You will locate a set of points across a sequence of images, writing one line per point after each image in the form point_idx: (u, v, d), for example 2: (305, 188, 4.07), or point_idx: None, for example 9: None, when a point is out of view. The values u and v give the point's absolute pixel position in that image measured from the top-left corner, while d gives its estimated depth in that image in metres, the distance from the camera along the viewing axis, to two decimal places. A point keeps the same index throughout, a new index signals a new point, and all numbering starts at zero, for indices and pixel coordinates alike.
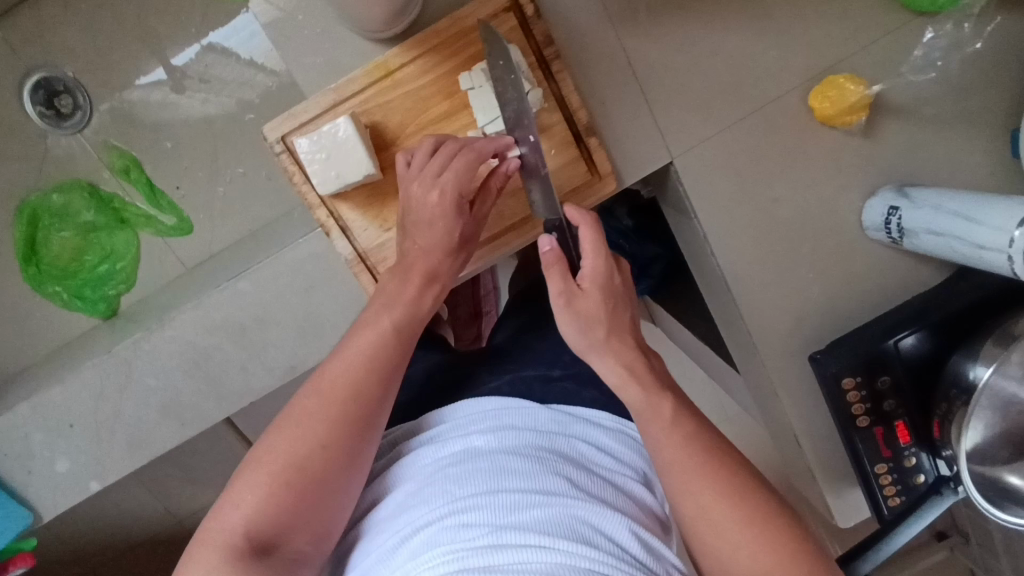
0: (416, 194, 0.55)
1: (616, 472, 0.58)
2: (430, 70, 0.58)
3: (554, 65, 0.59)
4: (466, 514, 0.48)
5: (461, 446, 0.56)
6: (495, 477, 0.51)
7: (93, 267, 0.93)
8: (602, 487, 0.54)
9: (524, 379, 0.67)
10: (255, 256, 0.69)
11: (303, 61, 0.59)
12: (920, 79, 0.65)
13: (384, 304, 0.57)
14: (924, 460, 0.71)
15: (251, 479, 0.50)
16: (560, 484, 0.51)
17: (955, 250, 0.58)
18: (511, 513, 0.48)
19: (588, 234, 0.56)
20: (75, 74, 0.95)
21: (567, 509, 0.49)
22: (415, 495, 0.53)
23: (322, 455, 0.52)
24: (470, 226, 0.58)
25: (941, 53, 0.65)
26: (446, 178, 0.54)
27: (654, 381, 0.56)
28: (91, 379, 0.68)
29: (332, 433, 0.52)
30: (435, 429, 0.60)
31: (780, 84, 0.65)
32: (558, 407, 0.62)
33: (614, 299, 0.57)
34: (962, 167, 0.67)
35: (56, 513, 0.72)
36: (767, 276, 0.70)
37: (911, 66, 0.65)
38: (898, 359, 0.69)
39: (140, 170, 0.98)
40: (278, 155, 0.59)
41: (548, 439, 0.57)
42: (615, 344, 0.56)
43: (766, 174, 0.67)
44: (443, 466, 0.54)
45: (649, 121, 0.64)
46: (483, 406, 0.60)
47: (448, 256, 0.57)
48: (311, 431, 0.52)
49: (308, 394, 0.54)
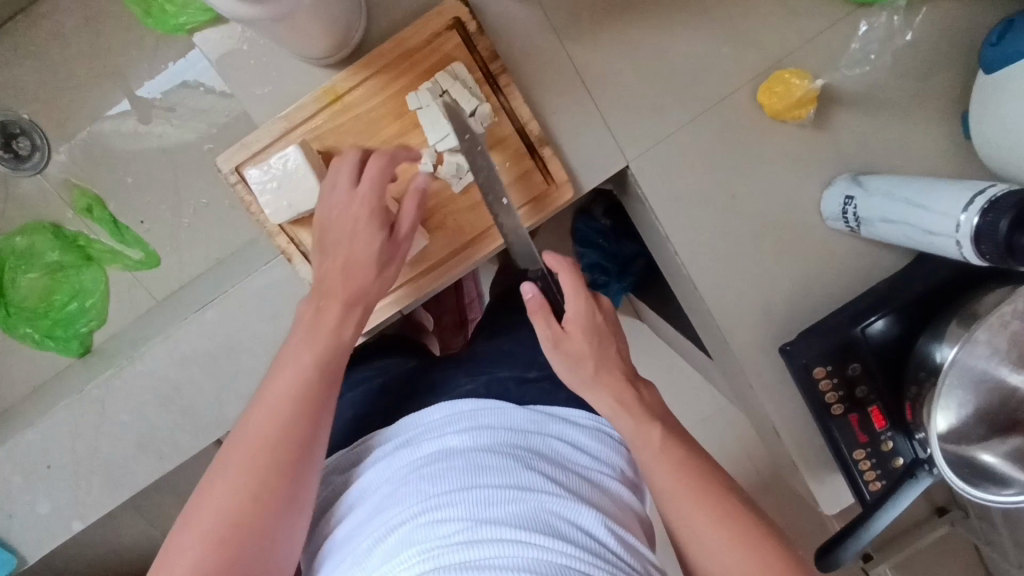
0: (337, 211, 0.56)
1: (591, 469, 0.58)
2: (378, 92, 0.58)
3: (501, 79, 0.59)
4: (440, 511, 0.48)
5: (437, 446, 0.56)
6: (470, 475, 0.51)
7: (62, 306, 0.93)
8: (576, 483, 0.55)
9: (500, 380, 0.67)
10: (222, 285, 0.69)
11: (251, 92, 0.60)
12: (865, 70, 0.66)
13: (307, 332, 0.55)
14: (901, 443, 0.71)
15: (182, 543, 0.47)
16: (534, 478, 0.52)
17: (909, 237, 0.59)
18: (486, 508, 0.48)
19: (569, 280, 0.58)
20: (31, 116, 0.96)
21: (542, 504, 0.49)
22: (390, 497, 0.53)
23: (253, 509, 0.48)
24: (395, 246, 0.57)
25: (877, 46, 0.66)
26: (363, 188, 0.55)
27: (643, 408, 0.56)
28: (65, 419, 0.68)
29: (261, 483, 0.49)
30: (409, 431, 0.59)
31: (727, 81, 0.65)
32: (533, 407, 0.62)
33: (598, 336, 0.58)
34: (915, 152, 0.68)
35: (40, 555, 0.73)
36: (732, 271, 0.71)
37: (850, 60, 0.66)
38: (867, 345, 0.70)
39: (103, 208, 0.98)
40: (233, 184, 0.60)
41: (523, 438, 0.57)
42: (605, 377, 0.57)
43: (722, 170, 0.68)
44: (417, 467, 0.54)
45: (603, 127, 0.65)
46: (458, 407, 0.59)
47: (376, 270, 0.56)
48: (238, 482, 0.49)
49: (233, 448, 0.51)
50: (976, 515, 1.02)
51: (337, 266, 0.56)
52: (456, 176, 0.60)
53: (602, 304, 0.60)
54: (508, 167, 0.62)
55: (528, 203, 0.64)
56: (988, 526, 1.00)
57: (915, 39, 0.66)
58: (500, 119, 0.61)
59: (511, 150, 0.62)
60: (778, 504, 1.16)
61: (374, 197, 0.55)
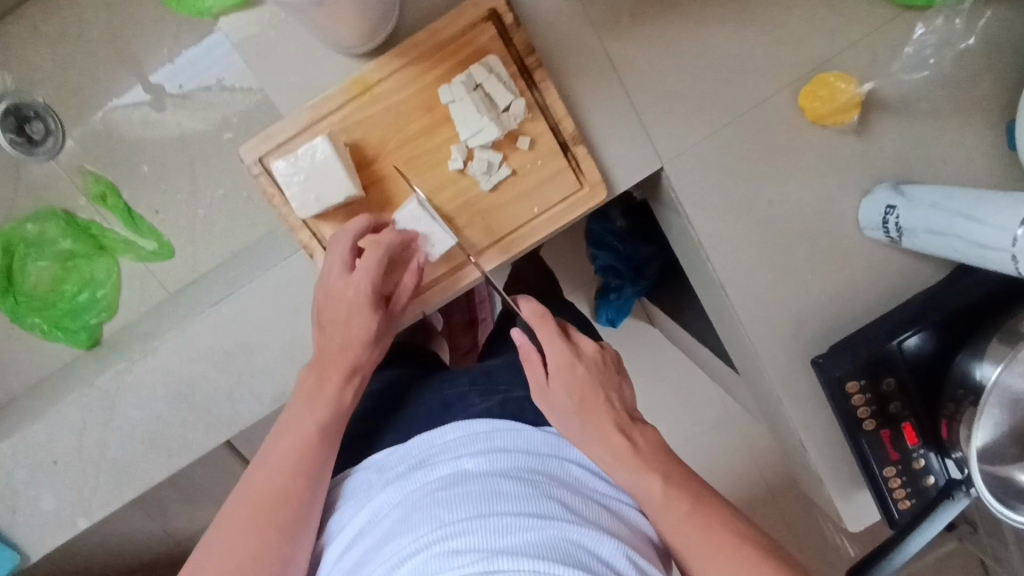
0: (331, 289, 0.58)
1: (608, 496, 0.57)
2: (409, 84, 0.56)
3: (536, 74, 0.57)
4: (456, 540, 0.46)
5: (451, 469, 0.53)
6: (487, 501, 0.49)
7: (73, 297, 0.92)
8: (595, 512, 0.53)
9: (515, 400, 0.65)
10: (239, 279, 0.67)
11: (278, 79, 0.58)
12: (916, 77, 0.64)
13: (306, 402, 0.59)
14: (933, 461, 0.70)
15: None
16: (553, 507, 0.50)
17: (958, 250, 0.56)
18: (503, 537, 0.46)
19: (545, 331, 0.63)
20: (45, 100, 0.94)
21: (561, 533, 0.47)
22: (402, 522, 0.50)
23: (252, 568, 0.51)
24: (387, 320, 0.60)
25: (932, 49, 0.63)
26: (358, 274, 0.56)
27: (640, 460, 0.57)
28: (73, 413, 0.66)
29: (260, 545, 0.52)
30: (424, 452, 0.57)
31: (766, 83, 0.63)
32: (549, 428, 0.61)
33: (581, 387, 0.61)
34: (958, 162, 0.65)
35: (44, 553, 0.71)
36: (764, 281, 0.69)
37: (903, 64, 0.63)
38: (903, 360, 0.67)
39: (117, 196, 0.96)
40: (256, 176, 0.58)
41: (540, 463, 0.56)
42: (593, 429, 0.59)
43: (758, 176, 0.66)
44: (432, 491, 0.51)
45: (638, 126, 0.63)
46: (473, 427, 0.58)
47: (366, 347, 0.60)
48: (240, 542, 0.52)
49: (237, 506, 0.54)
50: (986, 532, 0.99)
51: (334, 343, 0.59)
52: (487, 173, 0.59)
53: (585, 355, 0.63)
54: (540, 165, 0.60)
55: (560, 204, 0.61)
56: (998, 544, 0.98)
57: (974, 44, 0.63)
58: (534, 116, 0.58)
59: (543, 148, 0.59)
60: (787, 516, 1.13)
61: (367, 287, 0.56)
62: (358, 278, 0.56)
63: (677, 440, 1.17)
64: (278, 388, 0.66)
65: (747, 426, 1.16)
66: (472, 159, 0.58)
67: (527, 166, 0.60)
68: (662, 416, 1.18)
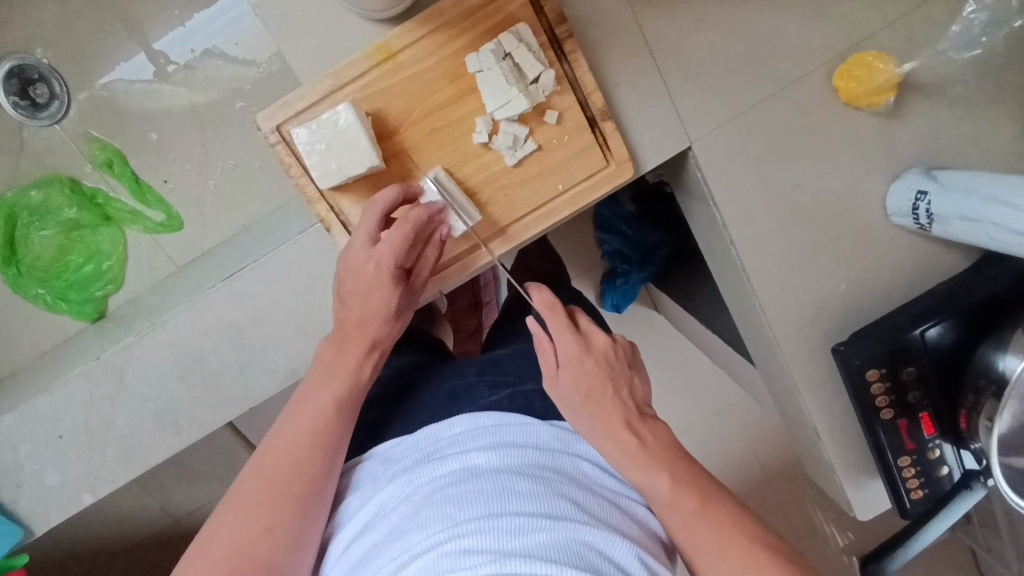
0: (352, 262, 0.56)
1: (618, 494, 0.56)
2: (435, 52, 0.54)
3: (567, 44, 0.55)
4: (468, 539, 0.45)
5: (460, 464, 0.52)
6: (499, 500, 0.48)
7: (78, 268, 0.90)
8: (607, 511, 0.52)
9: (524, 393, 0.63)
10: (251, 253, 0.65)
11: (299, 44, 0.56)
12: (966, 56, 0.62)
13: (326, 376, 0.57)
14: (948, 452, 0.69)
15: (195, 569, 0.48)
16: (565, 507, 0.49)
17: (990, 238, 0.54)
18: (515, 538, 0.45)
19: (556, 322, 0.61)
20: (50, 61, 0.90)
21: (573, 534, 0.46)
22: (411, 518, 0.49)
23: (265, 541, 0.50)
24: (407, 296, 0.59)
25: (983, 27, 0.61)
26: (382, 246, 0.54)
27: (647, 456, 0.56)
28: (79, 387, 0.64)
29: (275, 518, 0.50)
30: (432, 445, 0.56)
31: (799, 62, 0.61)
32: (559, 423, 0.60)
33: (591, 379, 0.59)
34: (991, 150, 0.64)
35: (49, 529, 0.69)
36: (786, 267, 0.68)
37: (951, 43, 0.61)
38: (924, 350, 0.66)
39: (124, 164, 0.94)
40: (273, 145, 0.55)
41: (551, 458, 0.55)
42: (601, 421, 0.57)
43: (785, 159, 0.64)
44: (442, 487, 0.50)
45: (666, 103, 0.61)
46: (482, 421, 0.57)
47: (386, 322, 0.58)
48: (253, 514, 0.51)
49: (250, 478, 0.53)
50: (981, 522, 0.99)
51: (355, 316, 0.57)
52: (512, 148, 0.57)
53: (595, 346, 0.61)
54: (567, 141, 0.58)
55: (586, 180, 0.60)
56: (992, 534, 0.98)
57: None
58: (562, 89, 0.56)
59: (571, 123, 0.57)
60: (785, 504, 1.13)
61: (391, 259, 0.54)
62: (381, 250, 0.54)
63: (679, 427, 1.16)
64: (291, 365, 0.65)
65: (752, 414, 1.15)
66: (498, 133, 0.56)
67: (554, 141, 0.58)
68: (664, 403, 1.17)
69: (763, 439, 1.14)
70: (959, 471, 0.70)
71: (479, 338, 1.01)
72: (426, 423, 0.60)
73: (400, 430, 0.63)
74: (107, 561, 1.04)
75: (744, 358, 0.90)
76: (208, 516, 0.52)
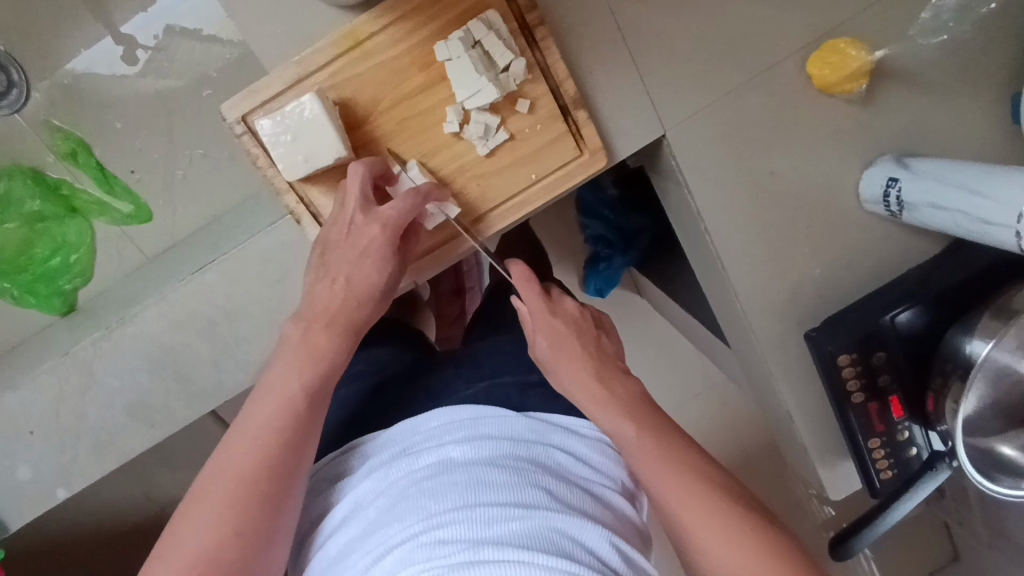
0: (333, 241, 0.55)
1: (592, 481, 0.56)
2: (404, 39, 0.53)
3: (538, 32, 0.54)
4: (442, 529, 0.46)
5: (435, 457, 0.53)
6: (472, 491, 0.48)
7: (44, 260, 0.87)
8: (579, 498, 0.52)
9: (499, 386, 0.63)
10: (221, 244, 0.64)
11: (264, 33, 0.54)
12: (933, 42, 0.62)
13: (296, 362, 0.55)
14: (916, 433, 0.71)
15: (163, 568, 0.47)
16: (538, 495, 0.49)
17: (959, 225, 0.54)
18: (488, 527, 0.46)
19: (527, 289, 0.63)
20: (7, 48, 0.88)
21: (545, 521, 0.47)
22: (387, 512, 0.50)
23: (233, 543, 0.48)
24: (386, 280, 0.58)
25: (952, 13, 0.61)
26: (364, 219, 0.54)
27: (614, 404, 0.56)
28: (49, 382, 0.64)
29: (241, 519, 0.49)
30: (407, 440, 0.56)
31: (773, 49, 0.61)
32: (535, 414, 0.59)
33: (560, 335, 0.61)
34: (963, 136, 0.64)
35: (24, 523, 0.68)
36: (760, 255, 0.68)
37: (921, 29, 0.61)
38: (894, 334, 0.66)
39: (89, 154, 0.91)
40: (239, 136, 0.55)
41: (526, 448, 0.55)
42: (573, 372, 0.59)
43: (760, 148, 0.64)
44: (417, 481, 0.51)
45: (641, 91, 0.61)
46: (458, 414, 0.57)
47: (358, 307, 0.57)
48: (218, 516, 0.49)
49: (214, 479, 0.51)
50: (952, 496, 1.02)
51: (329, 298, 0.56)
52: (484, 137, 0.56)
53: (563, 307, 0.63)
54: (539, 130, 0.57)
55: (559, 170, 0.59)
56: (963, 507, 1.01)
57: (999, 6, 0.61)
58: (534, 77, 0.56)
59: (543, 112, 0.57)
60: (765, 483, 1.15)
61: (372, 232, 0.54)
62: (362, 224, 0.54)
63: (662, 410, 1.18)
64: (264, 357, 0.64)
65: (733, 397, 1.17)
66: (469, 122, 0.56)
67: (526, 130, 0.57)
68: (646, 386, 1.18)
69: (742, 420, 1.16)
70: (926, 452, 0.72)
71: (461, 324, 1.00)
72: (404, 419, 0.60)
73: (379, 426, 0.63)
74: (89, 553, 1.04)
75: (722, 341, 0.90)
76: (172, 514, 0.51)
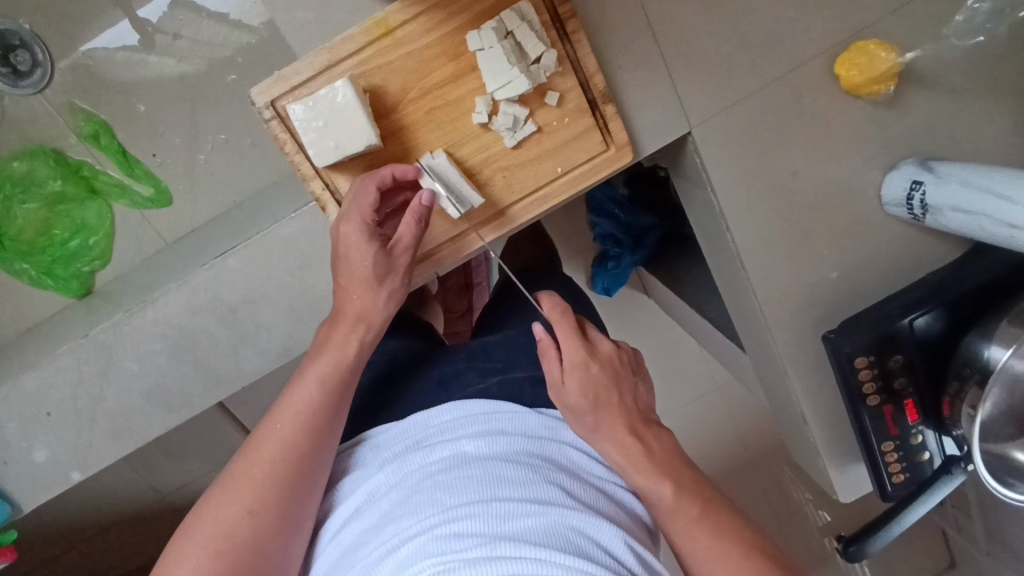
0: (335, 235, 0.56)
1: (604, 480, 0.56)
2: (435, 28, 0.53)
3: (569, 25, 0.54)
4: (458, 523, 0.45)
5: (449, 451, 0.52)
6: (489, 486, 0.48)
7: (63, 242, 0.88)
8: (592, 497, 0.52)
9: (513, 381, 0.62)
10: (243, 230, 0.64)
11: (296, 18, 0.54)
12: (968, 43, 0.62)
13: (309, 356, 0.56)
14: (930, 437, 0.71)
15: (187, 550, 0.47)
16: (552, 492, 0.49)
17: (983, 229, 0.54)
18: (504, 523, 0.45)
19: (564, 326, 0.60)
20: (32, 27, 0.88)
21: (561, 518, 0.47)
22: (401, 504, 0.50)
23: (250, 524, 0.49)
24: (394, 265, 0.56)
25: (987, 16, 0.61)
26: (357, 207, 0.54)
27: (653, 462, 0.55)
28: (68, 364, 0.63)
29: (260, 500, 0.49)
30: (421, 433, 0.56)
31: (801, 50, 0.61)
32: (548, 412, 0.59)
33: (595, 386, 0.57)
34: (986, 142, 0.65)
35: (37, 506, 0.68)
36: (778, 256, 0.68)
37: (955, 31, 0.61)
38: (911, 338, 0.66)
39: (110, 136, 0.92)
40: (268, 121, 0.54)
41: (539, 446, 0.55)
42: (606, 426, 0.56)
43: (784, 149, 0.64)
44: (432, 474, 0.50)
45: (667, 87, 0.61)
46: (472, 408, 0.57)
47: (370, 292, 0.56)
48: (236, 497, 0.49)
49: (235, 464, 0.51)
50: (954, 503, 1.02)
51: (342, 289, 0.56)
52: (511, 129, 0.56)
53: (596, 352, 0.59)
54: (567, 123, 0.57)
55: (585, 163, 0.59)
56: (963, 515, 1.01)
57: None
58: (563, 70, 0.56)
59: (571, 104, 0.57)
60: (769, 486, 1.15)
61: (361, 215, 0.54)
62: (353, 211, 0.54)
63: (665, 410, 1.17)
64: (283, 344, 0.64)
65: (739, 398, 1.17)
66: (497, 113, 0.56)
67: (553, 123, 0.57)
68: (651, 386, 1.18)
69: (748, 422, 1.16)
70: (939, 457, 0.72)
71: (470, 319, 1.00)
72: (416, 411, 0.60)
73: (393, 417, 0.63)
74: (94, 536, 1.04)
75: (733, 343, 0.90)
76: (201, 499, 0.51)
